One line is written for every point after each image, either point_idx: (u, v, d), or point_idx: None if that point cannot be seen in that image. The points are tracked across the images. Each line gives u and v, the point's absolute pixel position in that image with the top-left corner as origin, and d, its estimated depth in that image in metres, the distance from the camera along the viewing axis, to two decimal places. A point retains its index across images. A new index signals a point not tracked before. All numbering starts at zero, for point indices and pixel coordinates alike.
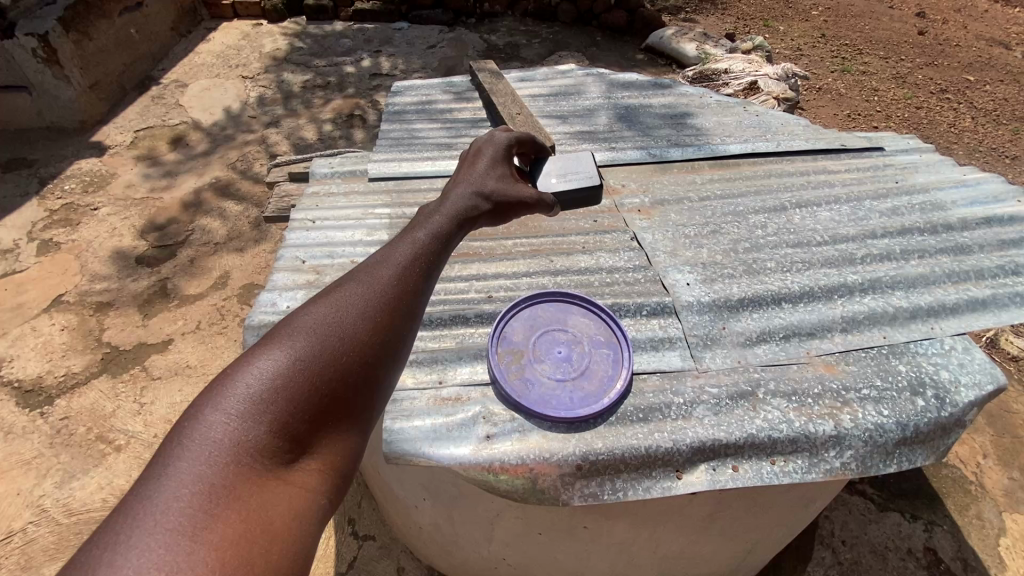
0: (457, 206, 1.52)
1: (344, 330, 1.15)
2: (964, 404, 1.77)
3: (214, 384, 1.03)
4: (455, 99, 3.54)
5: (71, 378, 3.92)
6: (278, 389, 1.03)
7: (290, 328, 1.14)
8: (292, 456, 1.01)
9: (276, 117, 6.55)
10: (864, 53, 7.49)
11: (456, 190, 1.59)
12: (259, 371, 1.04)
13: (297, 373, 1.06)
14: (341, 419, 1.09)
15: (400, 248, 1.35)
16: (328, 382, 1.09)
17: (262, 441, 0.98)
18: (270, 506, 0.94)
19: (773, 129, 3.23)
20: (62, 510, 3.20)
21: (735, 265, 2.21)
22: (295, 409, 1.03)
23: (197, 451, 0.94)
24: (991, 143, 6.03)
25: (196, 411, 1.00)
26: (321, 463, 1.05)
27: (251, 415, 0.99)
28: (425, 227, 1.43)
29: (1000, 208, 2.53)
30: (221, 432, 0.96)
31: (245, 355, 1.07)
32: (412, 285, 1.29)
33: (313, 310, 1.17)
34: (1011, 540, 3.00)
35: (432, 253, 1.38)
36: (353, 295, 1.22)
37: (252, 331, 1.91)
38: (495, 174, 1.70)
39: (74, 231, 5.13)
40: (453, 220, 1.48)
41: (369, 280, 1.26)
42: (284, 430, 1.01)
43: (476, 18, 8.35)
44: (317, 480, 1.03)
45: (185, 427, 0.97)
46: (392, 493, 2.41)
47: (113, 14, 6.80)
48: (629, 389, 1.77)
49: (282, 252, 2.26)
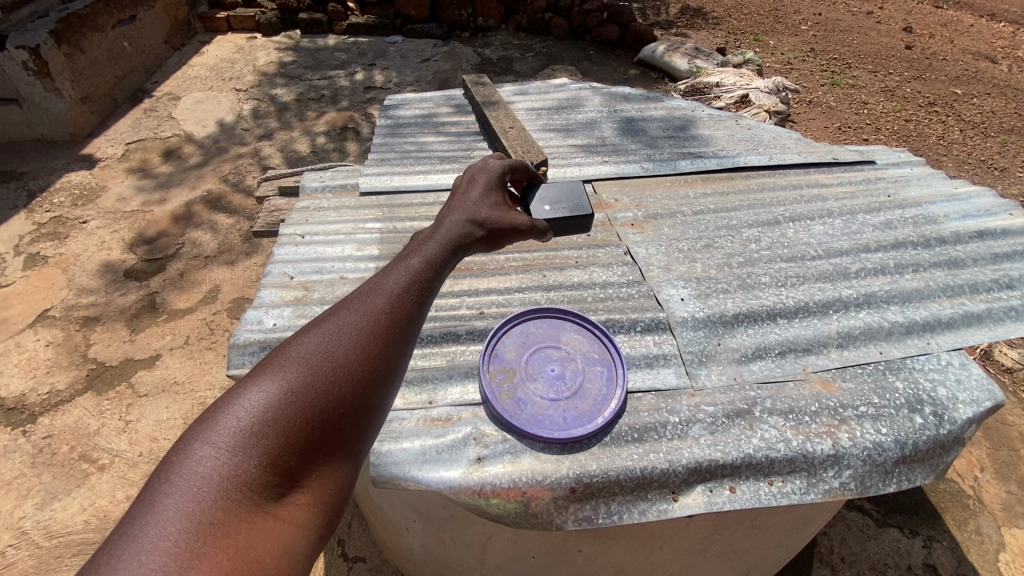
0: (452, 231, 1.49)
1: (336, 360, 1.11)
2: (962, 421, 1.74)
3: (203, 415, 0.99)
4: (448, 112, 3.53)
5: (56, 395, 3.83)
6: (269, 422, 0.99)
7: (282, 358, 1.10)
8: (283, 491, 0.97)
9: (269, 130, 6.53)
10: (853, 66, 7.60)
11: (451, 215, 1.56)
12: (249, 403, 1.00)
13: (289, 404, 1.02)
14: (333, 451, 1.05)
15: (393, 274, 1.32)
16: (320, 414, 1.04)
17: (253, 475, 0.94)
18: (259, 544, 0.90)
19: (765, 142, 3.25)
20: (43, 532, 3.10)
21: (729, 280, 2.19)
22: (287, 442, 0.99)
23: (185, 487, 0.90)
24: (980, 155, 6.09)
25: (185, 444, 0.95)
26: (311, 498, 1.00)
27: (241, 448, 0.95)
28: (419, 253, 1.39)
29: (992, 221, 2.53)
30: (210, 467, 0.92)
31: (235, 387, 1.03)
32: (406, 313, 1.26)
33: (305, 339, 1.13)
34: (1011, 556, 2.96)
35: (426, 279, 1.34)
36: (346, 323, 1.18)
37: (237, 349, 1.85)
38: (489, 200, 1.67)
39: (62, 245, 5.07)
40: (449, 246, 1.45)
41: (362, 307, 1.22)
42: (274, 464, 0.97)
43: (470, 31, 8.40)
44: (306, 515, 0.99)
45: (173, 462, 0.93)
46: (383, 514, 2.35)
47: (106, 27, 6.80)
48: (624, 409, 1.73)
49: (269, 268, 2.22)
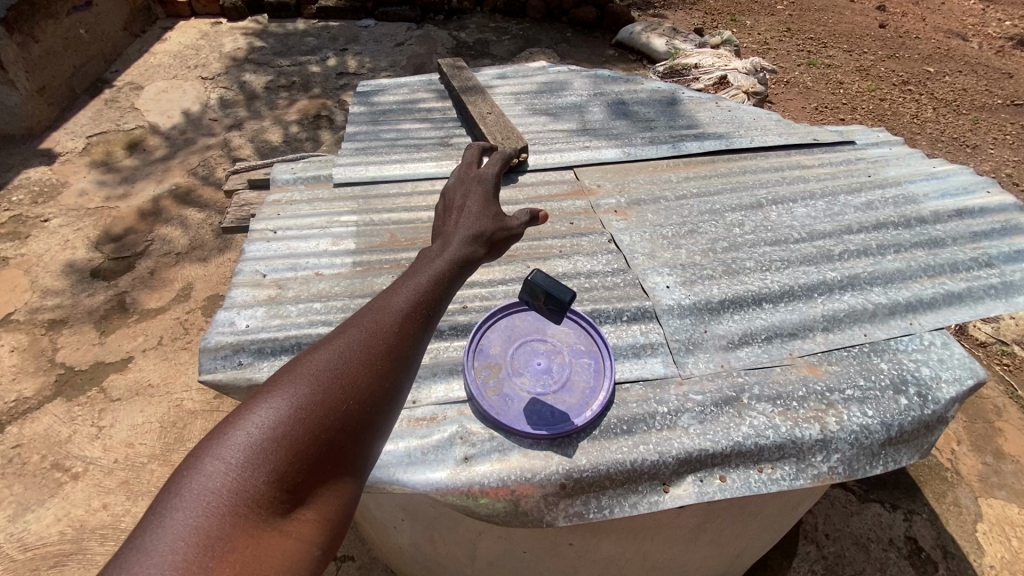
0: (457, 247, 1.32)
1: (346, 374, 1.05)
2: (946, 400, 1.76)
3: (217, 428, 0.96)
4: (424, 98, 3.42)
5: (23, 403, 3.68)
6: (279, 437, 0.95)
7: (294, 371, 1.05)
8: (291, 507, 0.92)
9: (239, 120, 6.30)
10: (828, 46, 7.61)
11: (455, 230, 1.39)
12: (260, 417, 0.96)
13: (297, 419, 0.97)
14: (342, 467, 0.99)
15: (403, 286, 1.23)
16: (330, 428, 0.99)
17: (261, 491, 0.90)
18: (264, 563, 0.85)
19: (745, 124, 3.21)
20: (16, 546, 2.98)
21: (714, 265, 2.16)
22: (295, 458, 0.94)
23: (192, 501, 0.87)
24: (952, 133, 6.18)
25: (195, 458, 0.92)
26: (319, 515, 0.95)
27: (249, 462, 0.91)
28: (425, 269, 1.26)
29: (970, 200, 2.55)
30: (219, 481, 0.89)
31: (247, 401, 0.99)
32: (417, 328, 1.16)
33: (314, 354, 1.08)
34: (988, 525, 3.06)
35: (437, 292, 1.24)
36: (356, 337, 1.11)
37: (208, 353, 1.77)
38: (489, 210, 1.47)
39: (23, 245, 4.84)
40: (457, 262, 1.29)
41: (372, 320, 1.14)
42: (282, 479, 0.92)
43: (445, 14, 8.19)
44: (315, 534, 0.93)
45: (183, 476, 0.90)
46: (371, 514, 2.30)
47: (60, 14, 6.45)
48: (612, 400, 1.70)
49: (239, 266, 2.12)
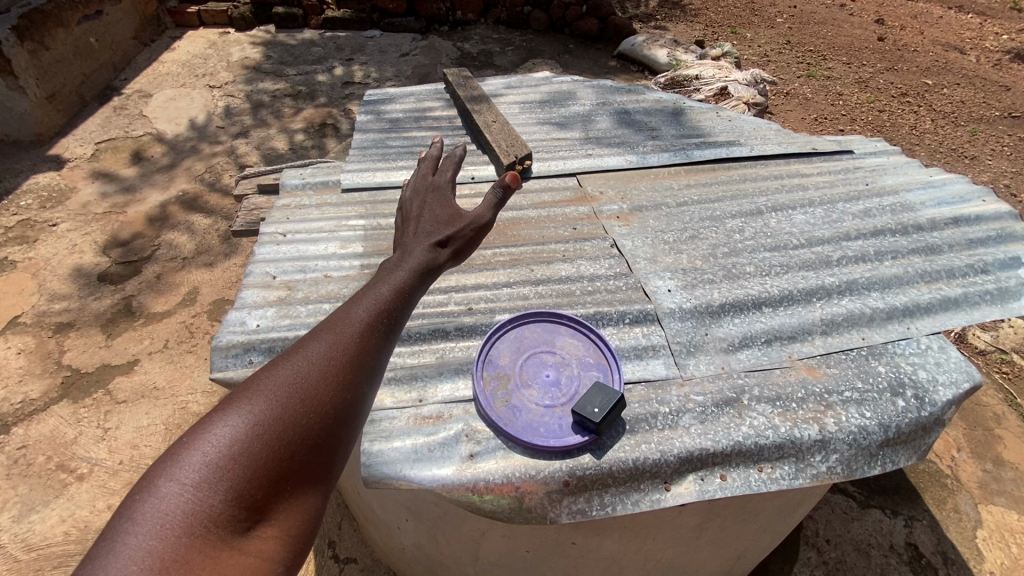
0: (417, 258, 1.52)
1: (304, 392, 1.18)
2: (942, 403, 1.79)
3: (172, 451, 1.07)
4: (430, 107, 3.47)
5: (29, 404, 3.72)
6: (236, 456, 1.06)
7: (251, 390, 1.17)
8: (248, 524, 1.04)
9: (246, 127, 6.40)
10: (827, 58, 7.72)
11: (415, 240, 1.59)
12: (217, 438, 1.07)
13: (253, 439, 1.09)
14: (301, 483, 1.12)
15: (361, 303, 1.37)
16: (288, 446, 1.12)
17: (217, 511, 1.01)
18: None
19: (745, 133, 3.27)
20: (20, 546, 3.00)
21: (714, 270, 2.20)
22: (254, 477, 1.06)
23: (146, 525, 0.97)
24: (950, 144, 6.26)
25: (150, 482, 1.02)
26: (277, 531, 1.07)
27: (206, 484, 1.02)
28: (387, 282, 1.44)
29: (965, 208, 2.59)
30: (174, 504, 0.99)
31: (203, 423, 1.10)
32: (374, 341, 1.32)
33: (274, 371, 1.20)
34: (988, 531, 3.07)
35: (393, 309, 1.39)
36: (312, 355, 1.24)
37: (220, 352, 1.81)
38: (446, 215, 1.67)
39: (31, 249, 4.90)
40: (417, 271, 1.49)
41: (331, 337, 1.29)
42: (241, 498, 1.04)
43: (449, 26, 8.32)
44: (274, 548, 1.05)
45: (138, 500, 1.00)
46: (374, 514, 2.33)
47: (71, 23, 6.57)
48: (624, 420, 1.69)
49: (249, 269, 2.17)
